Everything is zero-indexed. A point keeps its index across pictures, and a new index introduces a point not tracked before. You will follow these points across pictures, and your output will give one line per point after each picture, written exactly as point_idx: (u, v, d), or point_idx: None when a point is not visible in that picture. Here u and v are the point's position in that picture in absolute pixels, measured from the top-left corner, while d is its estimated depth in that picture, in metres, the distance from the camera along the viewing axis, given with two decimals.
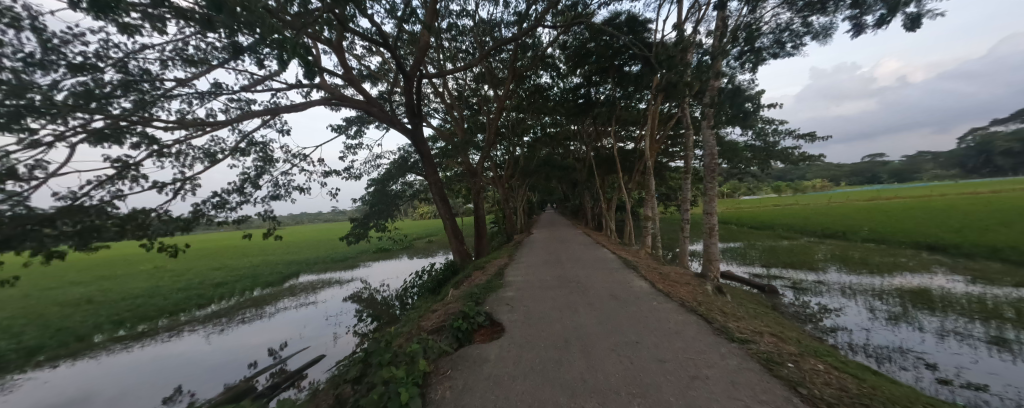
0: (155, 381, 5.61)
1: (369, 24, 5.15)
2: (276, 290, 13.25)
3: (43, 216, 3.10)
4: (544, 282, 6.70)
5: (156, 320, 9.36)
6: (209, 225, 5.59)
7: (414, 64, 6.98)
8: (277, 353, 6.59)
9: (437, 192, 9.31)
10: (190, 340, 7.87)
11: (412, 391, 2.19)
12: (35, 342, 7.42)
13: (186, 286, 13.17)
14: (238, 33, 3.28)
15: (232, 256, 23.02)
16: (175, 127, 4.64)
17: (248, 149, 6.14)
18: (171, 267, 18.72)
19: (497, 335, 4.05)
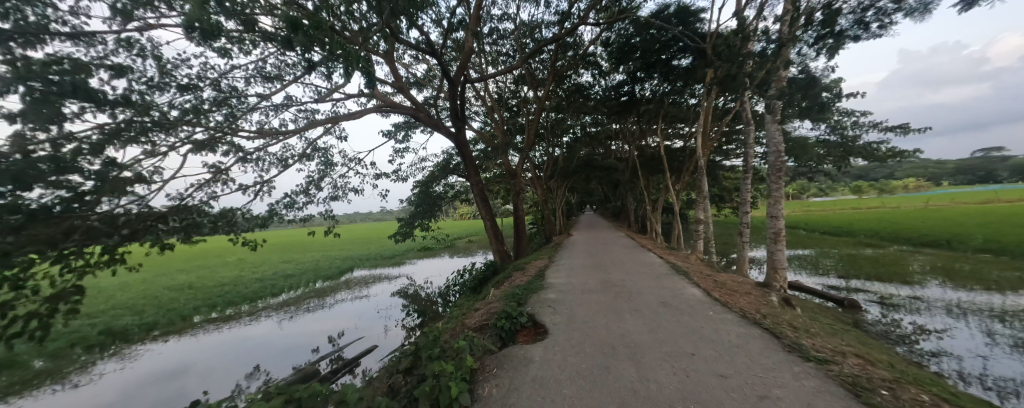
0: (238, 360, 6.53)
1: (418, 33, 5.59)
2: (333, 283, 14.58)
3: (157, 214, 3.91)
4: (587, 286, 6.57)
5: (240, 306, 10.83)
6: (282, 220, 6.43)
7: (458, 69, 7.45)
8: (336, 341, 7.30)
9: (480, 194, 9.65)
10: (266, 324, 9.01)
11: (461, 387, 2.53)
12: (152, 319, 9.06)
13: (262, 277, 15.04)
14: (314, 47, 3.88)
15: (299, 251, 25.87)
16: (256, 136, 5.47)
17: (313, 155, 6.99)
18: (252, 259, 21.53)
19: (540, 337, 4.11)
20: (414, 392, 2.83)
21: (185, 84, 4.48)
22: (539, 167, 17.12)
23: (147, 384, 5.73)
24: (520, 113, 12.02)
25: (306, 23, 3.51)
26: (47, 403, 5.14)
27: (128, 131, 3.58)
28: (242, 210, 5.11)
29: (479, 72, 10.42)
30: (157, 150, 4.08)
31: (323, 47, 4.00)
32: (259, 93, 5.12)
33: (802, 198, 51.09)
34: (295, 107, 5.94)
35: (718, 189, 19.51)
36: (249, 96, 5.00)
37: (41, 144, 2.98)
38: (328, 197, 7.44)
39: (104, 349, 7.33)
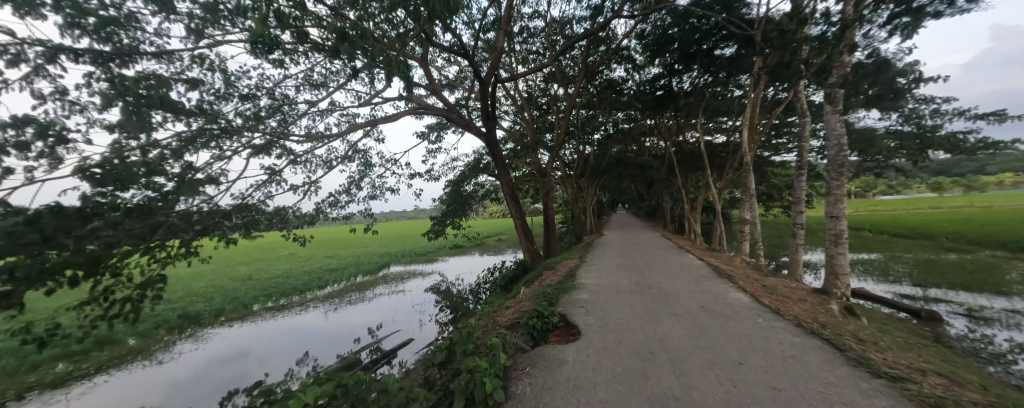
0: (289, 347, 7.10)
1: (450, 35, 5.72)
2: (372, 277, 15.35)
3: (223, 211, 4.35)
4: (621, 287, 6.39)
5: (291, 297, 11.73)
6: (327, 217, 6.87)
7: (489, 70, 7.55)
8: (375, 332, 7.70)
9: (510, 193, 9.69)
10: (313, 315, 9.70)
11: (495, 383, 2.57)
12: (219, 307, 10.08)
13: (309, 271, 16.18)
14: (358, 54, 4.11)
15: (342, 247, 27.53)
16: (305, 140, 5.89)
17: (354, 156, 7.41)
18: (301, 254, 23.24)
19: (572, 337, 4.08)
20: (451, 385, 2.92)
21: (246, 94, 4.94)
22: (570, 165, 16.86)
23: (215, 364, 6.40)
24: (550, 111, 11.89)
25: (350, 33, 3.72)
26: (135, 376, 5.90)
27: (200, 138, 4.01)
28: (292, 208, 5.53)
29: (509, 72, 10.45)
30: (224, 154, 4.53)
31: (366, 54, 4.22)
32: (308, 100, 5.55)
33: (867, 196, 46.03)
34: (338, 112, 6.33)
35: (766, 187, 18.11)
36: (298, 102, 5.41)
37: (134, 151, 3.45)
38: (366, 196, 7.84)
39: (181, 332, 8.27)
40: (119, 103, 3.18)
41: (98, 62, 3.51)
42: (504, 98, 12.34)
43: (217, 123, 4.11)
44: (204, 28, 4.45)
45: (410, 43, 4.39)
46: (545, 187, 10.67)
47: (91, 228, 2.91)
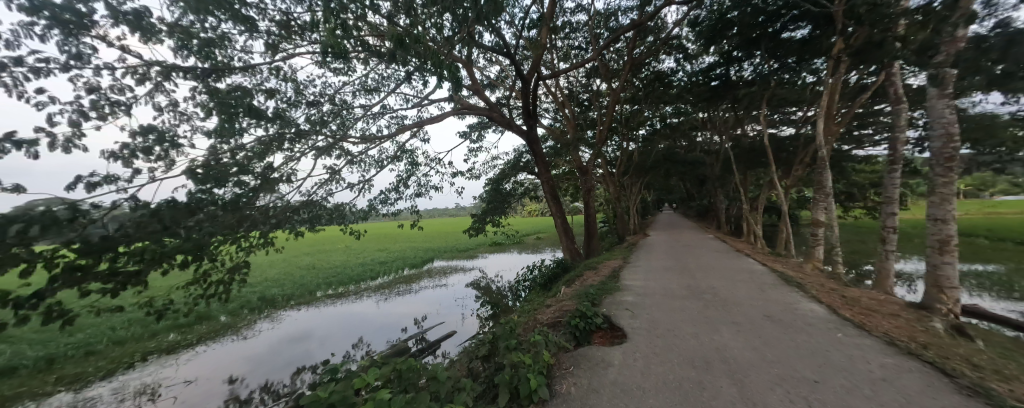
0: (346, 332, 7.73)
1: (492, 35, 5.78)
2: (417, 271, 16.14)
3: (293, 207, 4.84)
4: (670, 291, 6.04)
5: (348, 286, 12.75)
6: (379, 213, 7.36)
7: (531, 68, 7.56)
8: (420, 323, 8.09)
9: (550, 190, 9.63)
10: (366, 303, 10.46)
11: (539, 380, 2.59)
12: (288, 292, 11.27)
13: (363, 263, 17.42)
14: (411, 57, 4.34)
15: (392, 241, 29.25)
16: (360, 142, 6.35)
17: (402, 156, 7.84)
18: (355, 247, 25.16)
19: (617, 340, 3.95)
20: (495, 379, 2.99)
21: (312, 101, 5.45)
22: (613, 163, 16.28)
23: (285, 342, 7.18)
24: (593, 108, 11.58)
25: (406, 37, 3.95)
26: (224, 349, 6.79)
27: (277, 141, 4.49)
28: (348, 204, 6.00)
29: (551, 68, 10.32)
30: (294, 155, 5.04)
31: (417, 58, 4.45)
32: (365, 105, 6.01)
33: (982, 196, 38.67)
34: (389, 114, 6.74)
35: (845, 185, 15.97)
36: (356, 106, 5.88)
37: (226, 153, 3.99)
38: (413, 194, 8.26)
39: (259, 312, 9.39)
40: (217, 112, 3.69)
41: (199, 78, 4.11)
42: (545, 95, 12.23)
43: (289, 127, 4.59)
44: (278, 43, 5.00)
45: (456, 45, 4.54)
46: (586, 185, 10.36)
47: (195, 220, 3.45)
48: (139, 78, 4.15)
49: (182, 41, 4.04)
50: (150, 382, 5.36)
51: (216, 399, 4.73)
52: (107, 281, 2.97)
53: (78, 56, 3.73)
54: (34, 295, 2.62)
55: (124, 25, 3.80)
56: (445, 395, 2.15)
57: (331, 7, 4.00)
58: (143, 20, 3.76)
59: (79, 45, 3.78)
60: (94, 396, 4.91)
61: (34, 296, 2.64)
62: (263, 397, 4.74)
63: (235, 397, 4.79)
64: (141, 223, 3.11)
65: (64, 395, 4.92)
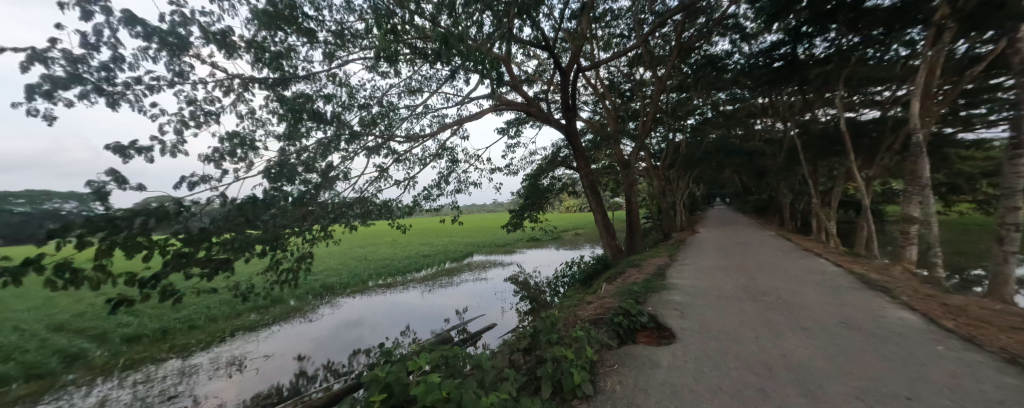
0: (395, 320, 8.25)
1: (531, 28, 5.73)
2: (458, 265, 16.70)
3: (349, 203, 5.25)
4: (723, 291, 5.66)
5: (395, 277, 13.54)
6: (423, 209, 7.71)
7: (570, 61, 7.44)
8: (462, 315, 8.41)
9: (590, 185, 9.43)
10: (412, 294, 11.05)
11: (582, 375, 2.59)
12: (344, 281, 12.24)
13: (408, 256, 18.36)
14: (455, 56, 4.50)
15: (436, 235, 30.45)
16: (405, 141, 6.67)
17: (443, 154, 8.11)
18: (401, 240, 26.51)
19: (665, 340, 3.81)
20: (537, 371, 3.05)
21: (362, 104, 5.86)
22: (658, 155, 15.47)
23: (342, 326, 7.84)
24: (636, 98, 11.08)
25: (450, 37, 4.08)
26: (293, 329, 7.60)
27: (335, 142, 4.89)
28: (394, 199, 6.36)
29: (591, 59, 10.02)
30: (349, 155, 5.46)
31: (460, 56, 4.60)
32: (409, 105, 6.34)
33: None
34: (431, 114, 7.03)
35: (944, 176, 13.73)
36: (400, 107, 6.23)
37: (293, 154, 4.43)
38: (453, 190, 8.53)
39: (319, 298, 10.33)
40: (287, 116, 4.13)
41: (270, 88, 4.60)
42: (584, 88, 11.91)
43: (344, 129, 4.99)
44: (334, 52, 5.46)
45: (497, 40, 4.59)
46: (628, 179, 9.97)
47: (271, 214, 3.90)
48: (223, 89, 4.75)
49: (257, 55, 4.56)
50: (237, 354, 6.17)
51: (288, 373, 5.34)
52: (206, 266, 3.50)
53: (178, 73, 4.36)
54: (154, 275, 3.21)
55: (212, 44, 4.36)
56: (489, 383, 2.25)
57: (381, 13, 4.25)
58: (227, 38, 4.29)
59: (179, 63, 4.41)
60: (195, 364, 5.77)
61: (154, 277, 3.21)
62: (326, 375, 5.24)
63: (303, 373, 5.35)
64: (230, 216, 3.60)
65: (173, 362, 5.84)
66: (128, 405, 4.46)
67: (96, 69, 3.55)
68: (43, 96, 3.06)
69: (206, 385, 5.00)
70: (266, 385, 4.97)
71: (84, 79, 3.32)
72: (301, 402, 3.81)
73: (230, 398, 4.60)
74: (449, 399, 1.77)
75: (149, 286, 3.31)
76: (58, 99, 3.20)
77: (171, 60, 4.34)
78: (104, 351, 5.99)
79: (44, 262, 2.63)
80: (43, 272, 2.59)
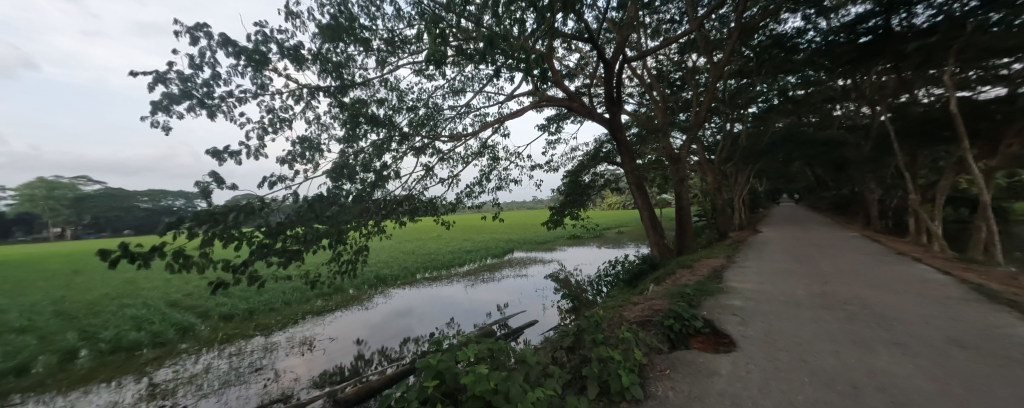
0: (441, 311, 8.64)
1: (574, 22, 5.65)
2: (499, 261, 17.00)
3: (400, 200, 5.58)
4: (789, 298, 5.14)
5: (440, 271, 14.14)
6: (465, 206, 7.94)
7: (614, 52, 7.21)
8: (503, 310, 8.55)
9: (635, 181, 9.06)
10: (455, 288, 11.45)
11: (631, 378, 2.53)
12: (394, 273, 13.01)
13: (451, 251, 19.03)
14: (498, 55, 4.64)
15: (478, 232, 31.19)
16: (449, 140, 6.93)
17: (485, 152, 8.27)
18: (446, 236, 27.55)
19: (721, 347, 3.57)
20: (583, 370, 3.02)
21: (410, 106, 6.21)
22: (713, 149, 14.38)
23: (393, 316, 8.35)
24: (687, 87, 10.41)
25: (495, 37, 4.18)
26: (352, 316, 8.27)
27: (388, 144, 5.20)
28: (439, 197, 6.64)
29: (637, 48, 9.58)
30: (399, 155, 5.80)
31: (503, 55, 4.70)
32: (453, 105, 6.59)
33: None
34: (473, 113, 7.20)
35: None
36: (444, 107, 6.50)
37: (352, 155, 4.81)
38: (494, 188, 8.69)
39: (373, 288, 11.13)
40: (349, 119, 4.52)
41: (333, 95, 5.04)
42: (629, 79, 11.42)
43: (395, 130, 5.31)
44: (386, 58, 5.84)
45: (541, 37, 4.60)
46: (678, 175, 9.32)
47: (334, 211, 4.31)
48: (293, 98, 5.29)
49: (324, 67, 5.02)
50: (306, 335, 6.88)
51: (348, 356, 5.82)
52: (282, 255, 3.98)
53: (260, 86, 4.94)
54: (242, 262, 3.71)
55: (286, 58, 4.87)
56: (535, 378, 2.28)
57: (430, 19, 4.47)
58: (299, 52, 4.77)
59: (261, 77, 5.00)
60: (274, 342, 6.52)
61: (242, 265, 3.69)
62: (380, 359, 5.64)
63: (361, 356, 5.81)
64: (301, 212, 4.03)
65: (258, 338, 6.68)
66: (224, 373, 5.19)
67: (199, 86, 4.15)
68: (163, 110, 3.65)
69: (282, 361, 5.63)
70: (330, 365, 5.46)
71: (192, 95, 3.90)
72: (361, 382, 4.14)
73: (301, 374, 5.13)
74: (496, 391, 1.83)
75: (238, 272, 3.83)
76: (172, 112, 3.79)
77: (254, 75, 4.93)
78: (206, 326, 7.03)
79: (165, 249, 3.20)
80: (165, 256, 3.16)
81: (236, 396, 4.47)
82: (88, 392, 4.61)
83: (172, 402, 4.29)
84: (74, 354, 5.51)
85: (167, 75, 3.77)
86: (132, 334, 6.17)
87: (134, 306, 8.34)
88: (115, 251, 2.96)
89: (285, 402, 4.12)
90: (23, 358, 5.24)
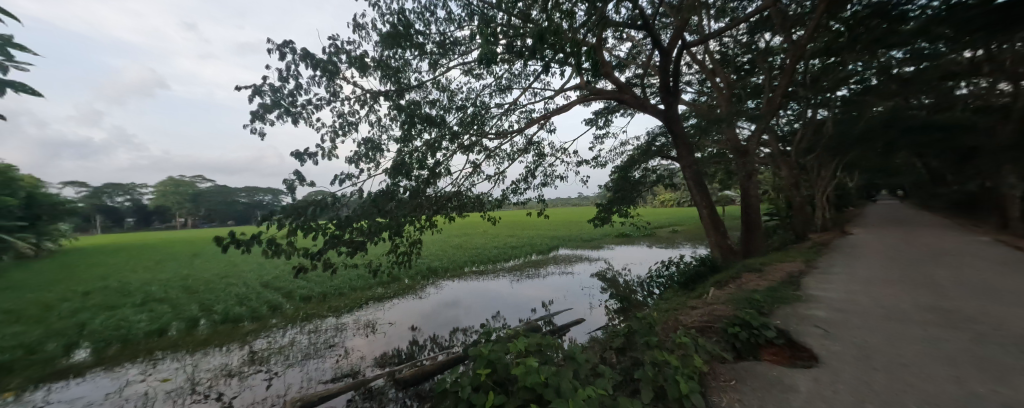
0: (488, 304, 8.87)
1: (628, 8, 5.38)
2: (544, 257, 16.97)
3: (452, 196, 5.82)
4: (888, 311, 4.42)
5: (486, 265, 14.48)
6: (510, 202, 8.00)
7: (672, 39, 6.76)
8: (548, 307, 8.52)
9: (694, 176, 8.41)
10: (501, 282, 11.65)
11: (690, 385, 2.36)
12: (443, 265, 13.61)
13: (496, 246, 19.37)
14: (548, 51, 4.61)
15: (523, 228, 31.32)
16: (496, 137, 7.04)
17: (530, 149, 8.26)
18: (491, 232, 28.10)
19: (799, 362, 3.19)
20: (634, 373, 2.90)
21: (459, 105, 6.43)
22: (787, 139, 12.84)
23: (442, 306, 8.74)
24: (757, 71, 9.37)
25: (545, 31, 4.14)
26: (407, 303, 8.83)
27: (440, 143, 5.43)
28: (485, 193, 6.74)
29: (699, 32, 8.83)
30: (450, 153, 6.04)
31: (551, 50, 4.66)
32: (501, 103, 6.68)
33: None
34: (520, 110, 7.22)
35: None
36: (491, 105, 6.63)
37: (407, 154, 5.11)
38: (540, 184, 8.64)
39: (424, 279, 11.77)
40: (409, 119, 4.81)
41: (391, 98, 5.37)
42: (688, 66, 10.59)
43: (447, 129, 5.53)
44: (438, 60, 6.09)
45: (592, 28, 4.45)
46: (745, 170, 8.50)
47: (394, 206, 4.63)
48: (357, 102, 5.76)
49: (385, 72, 5.37)
50: (368, 319, 7.49)
51: (403, 340, 6.24)
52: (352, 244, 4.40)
53: (332, 93, 5.45)
54: (318, 250, 4.16)
55: (353, 66, 5.30)
56: (584, 375, 2.22)
57: (482, 19, 4.59)
58: (363, 60, 5.16)
59: (332, 85, 5.52)
60: (343, 322, 7.23)
61: (318, 253, 4.13)
62: (432, 346, 5.97)
63: (416, 341, 6.20)
64: (367, 206, 4.40)
65: (330, 318, 7.44)
66: (304, 346, 5.87)
67: (284, 97, 4.69)
68: (259, 118, 4.20)
69: (349, 340, 6.20)
70: (389, 347, 5.90)
71: (280, 104, 4.43)
72: (416, 365, 4.40)
73: (366, 353, 5.61)
74: (546, 384, 1.83)
75: (315, 259, 4.30)
76: (265, 120, 4.35)
77: (327, 83, 5.44)
78: (289, 305, 8.02)
79: (261, 237, 3.69)
80: (260, 243, 3.66)
81: (314, 367, 5.04)
82: (206, 353, 5.55)
83: (267, 367, 4.99)
84: (196, 322, 6.66)
85: (260, 88, 4.32)
86: (234, 309, 7.27)
87: (235, 285, 9.80)
88: (225, 238, 3.48)
89: (353, 377, 4.57)
90: (162, 323, 6.47)
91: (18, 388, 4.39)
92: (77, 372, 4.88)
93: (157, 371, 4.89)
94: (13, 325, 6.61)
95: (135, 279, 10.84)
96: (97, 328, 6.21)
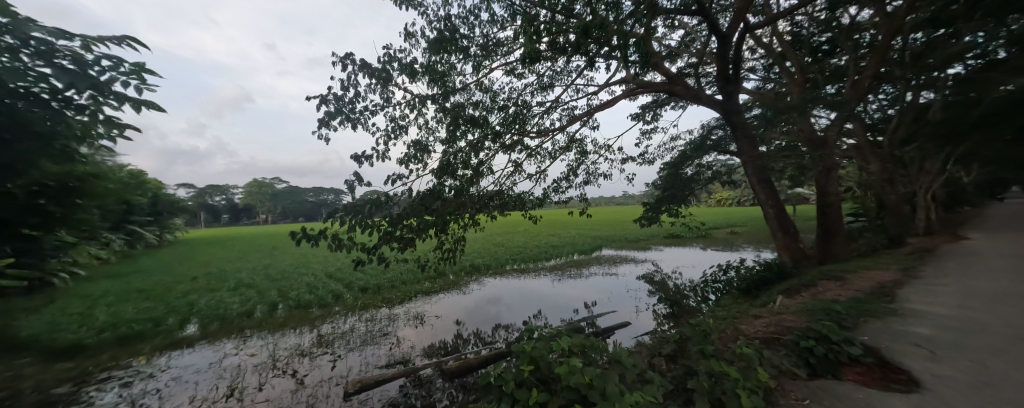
0: (530, 303, 8.84)
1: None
2: (586, 257, 16.58)
3: (495, 194, 5.87)
4: (1016, 333, 3.63)
5: (527, 264, 14.49)
6: (552, 201, 7.87)
7: (732, 22, 6.18)
8: (591, 308, 8.27)
9: (757, 172, 7.63)
10: (543, 282, 11.56)
11: (755, 400, 2.13)
12: (484, 262, 13.89)
13: (537, 245, 19.33)
14: (594, 46, 4.45)
15: (564, 227, 30.87)
16: (537, 136, 6.96)
17: (572, 146, 8.05)
18: (532, 231, 28.11)
19: (893, 384, 2.75)
20: (687, 382, 2.70)
21: (501, 104, 6.47)
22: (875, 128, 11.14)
23: (485, 302, 8.87)
24: (838, 52, 8.21)
25: (590, 25, 3.99)
26: (452, 298, 9.10)
27: (482, 142, 5.50)
28: (526, 191, 6.69)
29: (764, 12, 7.97)
30: (492, 152, 6.10)
31: (596, 44, 4.51)
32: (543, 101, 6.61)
33: None
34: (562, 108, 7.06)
35: None
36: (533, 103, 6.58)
37: (451, 154, 5.23)
38: (582, 182, 8.39)
39: (467, 275, 12.08)
40: (455, 120, 4.93)
41: (438, 102, 5.56)
42: (751, 51, 9.60)
43: (488, 129, 5.58)
44: (482, 62, 6.17)
45: (641, 18, 4.20)
46: (823, 163, 7.30)
47: (441, 203, 4.82)
48: (407, 106, 6.07)
49: (433, 76, 5.57)
50: (416, 311, 7.86)
51: (448, 334, 6.43)
52: (403, 241, 4.65)
53: (386, 99, 5.79)
54: (374, 245, 4.46)
55: (403, 72, 5.57)
56: (631, 380, 2.10)
57: (526, 18, 4.57)
58: (412, 67, 5.41)
59: (385, 91, 5.84)
60: (395, 313, 7.67)
61: (374, 248, 4.42)
62: (476, 340, 6.10)
63: (460, 335, 6.38)
64: (418, 204, 4.66)
65: (383, 309, 7.93)
66: (361, 333, 6.34)
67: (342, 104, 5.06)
68: (324, 125, 4.58)
69: (401, 329, 6.56)
70: (436, 339, 6.14)
71: (342, 111, 4.81)
72: (461, 357, 4.53)
73: (415, 343, 5.90)
74: (592, 386, 1.77)
75: (370, 253, 4.61)
76: (329, 126, 4.73)
77: (380, 90, 5.77)
78: (348, 294, 8.70)
79: (326, 231, 4.03)
80: (326, 238, 4.01)
81: (370, 353, 5.42)
82: (283, 333, 6.23)
83: (331, 350, 5.47)
84: (275, 306, 7.51)
85: (325, 98, 4.71)
86: (303, 296, 8.07)
87: (303, 275, 10.88)
88: (298, 233, 3.86)
89: (405, 364, 4.84)
90: (249, 306, 7.38)
91: (149, 353, 5.29)
92: (188, 343, 5.75)
93: (247, 346, 5.58)
94: (143, 301, 7.98)
95: (225, 266, 12.50)
96: (199, 308, 7.25)
